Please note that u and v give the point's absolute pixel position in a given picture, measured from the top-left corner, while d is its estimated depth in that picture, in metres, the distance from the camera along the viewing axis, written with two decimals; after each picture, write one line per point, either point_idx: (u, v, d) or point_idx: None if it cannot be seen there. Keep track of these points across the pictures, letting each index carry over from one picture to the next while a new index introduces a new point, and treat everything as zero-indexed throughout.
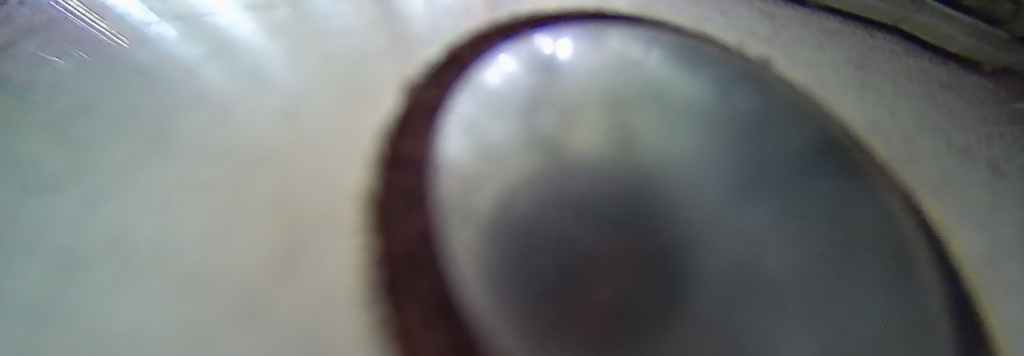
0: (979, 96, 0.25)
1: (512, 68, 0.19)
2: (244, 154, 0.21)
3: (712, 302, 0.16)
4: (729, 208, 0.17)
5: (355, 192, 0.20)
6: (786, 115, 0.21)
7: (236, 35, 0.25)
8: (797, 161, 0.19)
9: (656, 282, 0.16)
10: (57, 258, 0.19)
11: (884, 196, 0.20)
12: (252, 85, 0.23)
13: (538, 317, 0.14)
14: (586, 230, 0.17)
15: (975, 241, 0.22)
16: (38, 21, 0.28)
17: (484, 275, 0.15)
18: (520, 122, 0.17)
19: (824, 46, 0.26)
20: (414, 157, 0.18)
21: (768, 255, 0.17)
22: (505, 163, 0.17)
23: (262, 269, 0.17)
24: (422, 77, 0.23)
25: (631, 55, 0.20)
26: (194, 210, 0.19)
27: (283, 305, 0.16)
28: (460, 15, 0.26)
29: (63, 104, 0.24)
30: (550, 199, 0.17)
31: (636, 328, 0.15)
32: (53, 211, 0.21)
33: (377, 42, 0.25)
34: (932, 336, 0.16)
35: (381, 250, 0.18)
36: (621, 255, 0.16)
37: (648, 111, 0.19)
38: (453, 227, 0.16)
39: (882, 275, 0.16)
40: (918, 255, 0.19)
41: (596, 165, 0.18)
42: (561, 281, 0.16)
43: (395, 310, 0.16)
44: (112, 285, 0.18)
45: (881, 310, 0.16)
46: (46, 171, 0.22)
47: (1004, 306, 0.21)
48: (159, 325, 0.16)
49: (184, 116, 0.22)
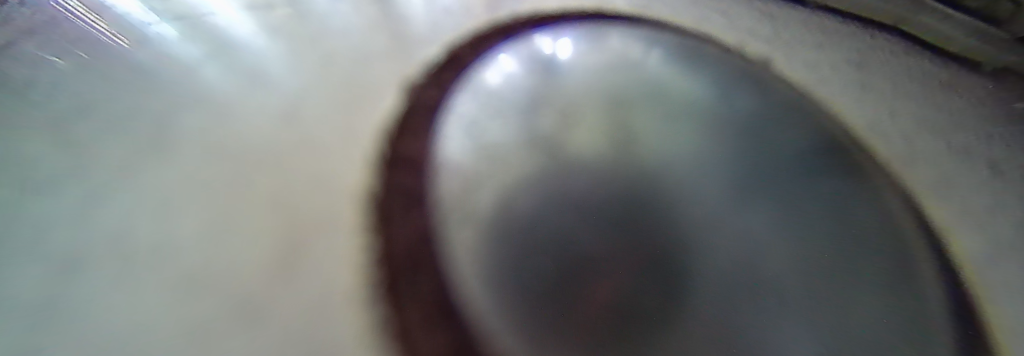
0: (979, 96, 0.25)
1: (512, 68, 0.19)
2: (246, 154, 0.21)
3: (712, 305, 0.16)
4: (728, 211, 0.17)
5: (354, 192, 0.20)
6: (786, 115, 0.20)
7: (235, 35, 0.24)
8: (797, 161, 0.19)
9: (658, 284, 0.16)
10: (56, 258, 0.19)
11: (884, 196, 0.20)
12: (253, 85, 0.23)
13: (537, 316, 0.14)
14: (588, 230, 0.16)
15: (976, 241, 0.22)
16: (36, 21, 0.28)
17: (484, 276, 0.15)
18: (519, 122, 0.17)
19: (823, 46, 0.26)
20: (413, 156, 0.18)
21: (768, 254, 0.17)
22: (504, 164, 0.17)
23: (261, 269, 0.17)
24: (421, 77, 0.23)
25: (631, 55, 0.20)
26: (194, 210, 0.20)
27: (283, 304, 0.16)
28: (460, 16, 0.26)
29: (65, 104, 0.24)
30: (551, 198, 0.17)
31: (634, 328, 0.15)
32: (54, 210, 0.21)
33: (377, 42, 0.25)
34: (933, 339, 0.16)
35: (381, 250, 0.18)
36: (622, 254, 0.16)
37: (649, 111, 0.19)
38: (453, 227, 0.16)
39: (881, 274, 0.17)
40: (917, 255, 0.19)
41: (596, 163, 0.18)
42: (562, 279, 0.16)
43: (395, 310, 0.16)
44: (112, 285, 0.18)
45: (882, 311, 0.15)
46: (43, 171, 0.22)
47: (1003, 306, 0.21)
48: (157, 325, 0.16)
49: (185, 116, 0.22)
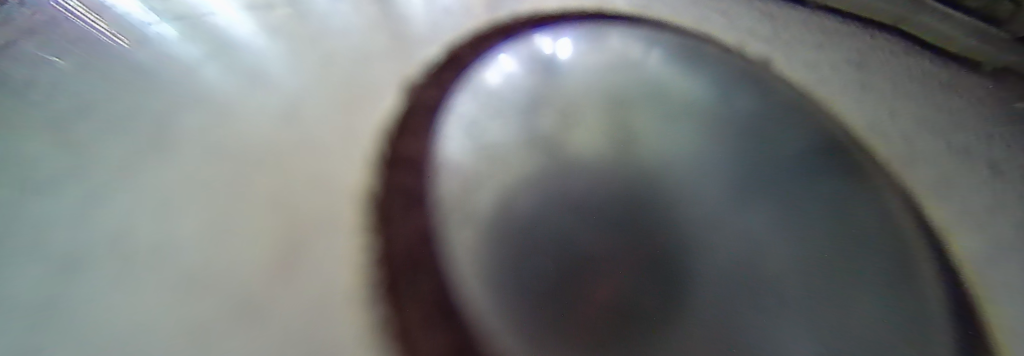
0: (979, 96, 0.25)
1: (512, 68, 0.19)
2: (246, 154, 0.21)
3: (713, 305, 0.16)
4: (728, 212, 0.17)
5: (354, 191, 0.20)
6: (786, 115, 0.20)
7: (235, 35, 0.24)
8: (797, 161, 0.19)
9: (656, 283, 0.16)
10: (55, 259, 0.19)
11: (885, 196, 0.20)
12: (252, 85, 0.23)
13: (537, 316, 0.14)
14: (588, 230, 0.17)
15: (976, 241, 0.22)
16: (35, 21, 0.28)
17: (485, 276, 0.15)
18: (520, 122, 0.17)
19: (823, 46, 0.26)
20: (413, 156, 0.18)
21: (768, 254, 0.17)
22: (504, 163, 0.17)
23: (261, 269, 0.17)
24: (421, 77, 0.23)
25: (631, 55, 0.20)
26: (194, 211, 0.20)
27: (282, 304, 0.16)
28: (460, 16, 0.26)
29: (63, 103, 0.24)
30: (551, 199, 0.17)
31: (634, 329, 0.15)
32: (54, 210, 0.21)
33: (377, 42, 0.25)
34: (934, 339, 0.16)
35: (381, 250, 0.18)
36: (622, 255, 0.16)
37: (650, 111, 0.19)
38: (453, 227, 0.16)
39: (880, 274, 0.17)
40: (916, 255, 0.19)
41: (595, 164, 0.18)
42: (562, 279, 0.16)
43: (395, 310, 0.16)
44: (112, 285, 0.18)
45: (882, 310, 0.15)
46: (43, 171, 0.22)
47: (1003, 306, 0.21)
48: (158, 324, 0.16)
49: (185, 116, 0.22)
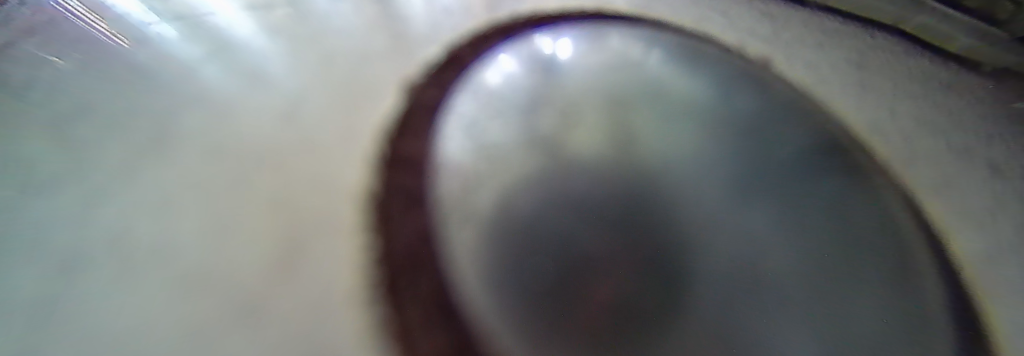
0: (977, 97, 0.25)
1: (512, 68, 0.19)
2: (250, 154, 0.22)
3: (710, 309, 0.15)
4: (722, 212, 0.18)
5: (354, 191, 0.20)
6: (789, 114, 0.20)
7: (236, 36, 0.25)
8: (802, 160, 0.19)
9: (659, 283, 0.16)
10: (48, 259, 0.19)
11: (885, 197, 0.20)
12: (252, 84, 0.24)
13: (536, 317, 0.14)
14: (587, 229, 0.16)
15: (977, 241, 0.22)
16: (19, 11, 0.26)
17: (484, 276, 0.15)
18: (519, 122, 0.18)
19: (823, 46, 0.26)
20: (413, 156, 0.18)
21: (768, 255, 0.17)
22: (503, 163, 0.17)
23: (264, 269, 0.18)
24: (421, 77, 0.23)
25: (631, 55, 0.20)
26: (195, 211, 0.20)
27: (284, 304, 0.16)
28: (459, 16, 0.25)
29: (67, 104, 0.24)
30: (550, 200, 0.17)
31: (637, 329, 0.14)
32: (52, 210, 0.20)
33: (377, 41, 0.25)
34: (935, 337, 0.16)
35: (381, 250, 0.18)
36: (623, 256, 0.16)
37: (649, 113, 0.19)
38: (453, 227, 0.16)
39: (885, 273, 0.16)
40: (919, 256, 0.19)
41: (595, 164, 0.18)
42: (562, 280, 0.15)
43: (396, 311, 0.16)
44: (109, 286, 0.18)
45: (880, 310, 0.15)
46: (43, 170, 0.22)
47: (1009, 307, 0.21)
48: (155, 325, 0.16)
49: (188, 117, 0.23)
